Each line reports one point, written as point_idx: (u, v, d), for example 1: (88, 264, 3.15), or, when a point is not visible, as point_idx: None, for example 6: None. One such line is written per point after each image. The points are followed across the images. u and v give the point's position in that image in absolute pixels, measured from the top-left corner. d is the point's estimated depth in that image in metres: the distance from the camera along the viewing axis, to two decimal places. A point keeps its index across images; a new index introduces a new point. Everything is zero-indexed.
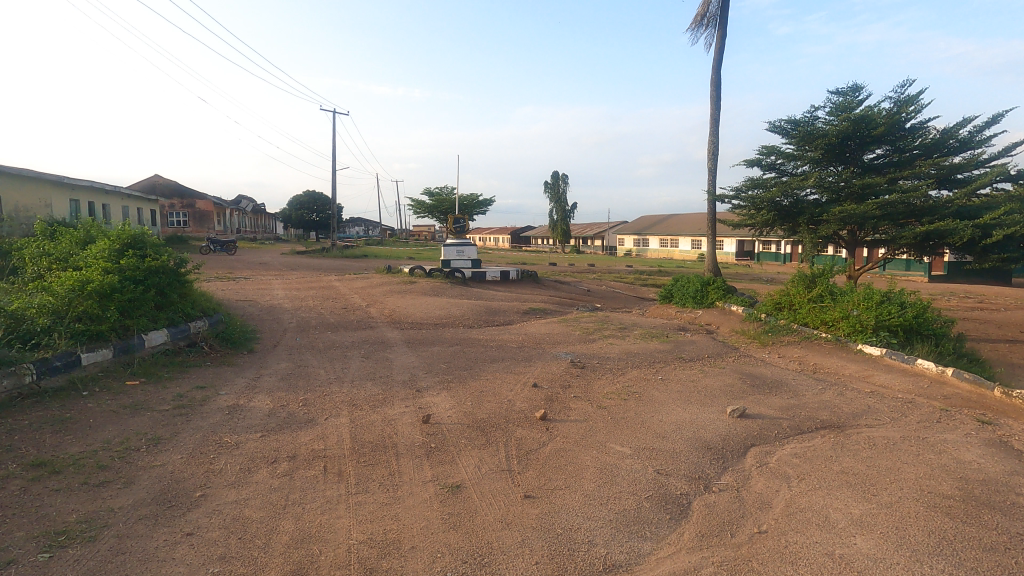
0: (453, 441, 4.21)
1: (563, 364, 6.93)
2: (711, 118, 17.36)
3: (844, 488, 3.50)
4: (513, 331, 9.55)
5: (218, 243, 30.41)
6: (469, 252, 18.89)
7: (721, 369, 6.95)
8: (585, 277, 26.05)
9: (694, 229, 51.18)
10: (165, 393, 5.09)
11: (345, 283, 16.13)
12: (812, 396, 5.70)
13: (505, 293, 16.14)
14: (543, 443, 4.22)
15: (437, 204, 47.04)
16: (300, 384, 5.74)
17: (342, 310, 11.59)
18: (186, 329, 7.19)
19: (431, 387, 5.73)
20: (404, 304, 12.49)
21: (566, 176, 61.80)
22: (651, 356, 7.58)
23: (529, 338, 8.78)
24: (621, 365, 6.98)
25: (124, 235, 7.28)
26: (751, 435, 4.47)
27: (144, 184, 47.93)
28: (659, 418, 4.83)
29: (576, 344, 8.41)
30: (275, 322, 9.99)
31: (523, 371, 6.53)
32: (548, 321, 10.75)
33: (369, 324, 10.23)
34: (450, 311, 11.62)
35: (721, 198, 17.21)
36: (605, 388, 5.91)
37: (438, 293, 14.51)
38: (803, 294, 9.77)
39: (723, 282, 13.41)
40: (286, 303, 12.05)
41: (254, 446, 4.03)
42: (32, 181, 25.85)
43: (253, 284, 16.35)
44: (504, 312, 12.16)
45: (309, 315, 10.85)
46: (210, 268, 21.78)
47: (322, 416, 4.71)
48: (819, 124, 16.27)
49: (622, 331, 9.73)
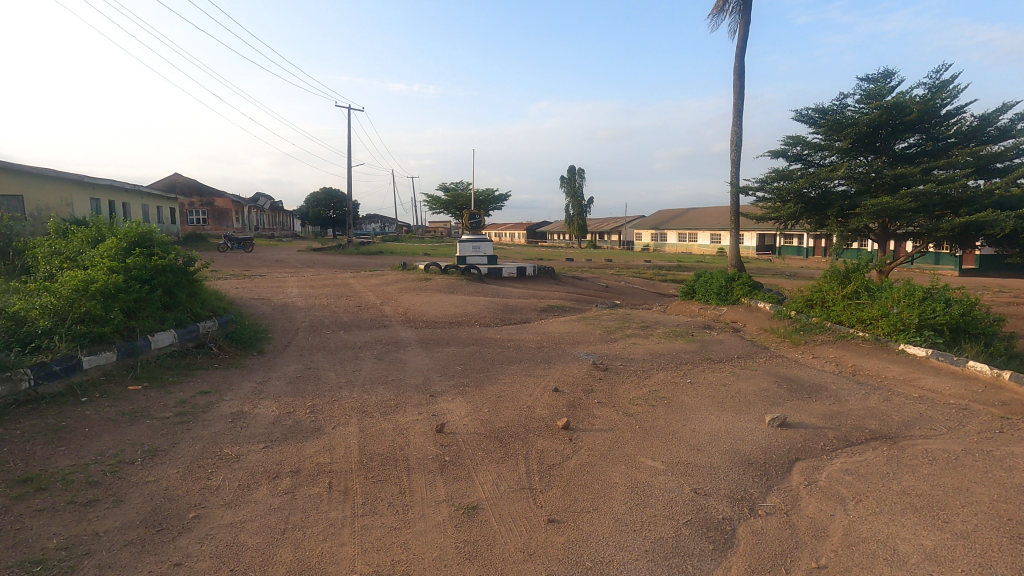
0: (469, 454, 3.89)
1: (586, 366, 6.56)
2: (734, 107, 16.76)
3: (909, 513, 3.10)
4: (530, 330, 9.20)
5: (236, 239, 30.54)
6: (485, 248, 18.59)
7: (755, 372, 6.52)
8: (602, 274, 25.58)
9: (713, 223, 50.28)
10: (168, 398, 4.85)
11: (360, 280, 15.94)
12: (857, 403, 5.25)
13: (522, 290, 15.79)
14: (566, 456, 3.87)
15: (453, 200, 46.84)
16: (308, 388, 5.46)
17: (356, 308, 11.35)
18: (195, 329, 6.98)
19: (445, 392, 5.41)
20: (418, 302, 12.21)
21: (582, 171, 61.10)
22: (678, 357, 7.17)
23: (547, 338, 8.43)
24: (646, 367, 6.59)
25: (131, 233, 7.10)
26: (795, 447, 4.07)
27: (165, 182, 48.52)
28: (691, 426, 4.46)
29: (597, 344, 8.04)
30: (288, 321, 9.79)
31: (543, 374, 6.19)
32: (567, 319, 10.39)
33: (383, 323, 9.96)
34: (466, 309, 11.31)
35: (745, 190, 16.58)
36: (630, 392, 5.55)
37: (453, 290, 14.21)
38: (837, 290, 9.26)
39: (749, 277, 12.90)
40: (300, 301, 11.85)
41: (257, 459, 3.75)
42: (54, 181, 26.21)
43: (268, 281, 16.27)
44: (521, 310, 11.81)
45: (323, 314, 10.63)
46: (228, 266, 21.82)
47: (330, 424, 4.43)
48: (848, 112, 15.57)
49: (645, 330, 9.32)
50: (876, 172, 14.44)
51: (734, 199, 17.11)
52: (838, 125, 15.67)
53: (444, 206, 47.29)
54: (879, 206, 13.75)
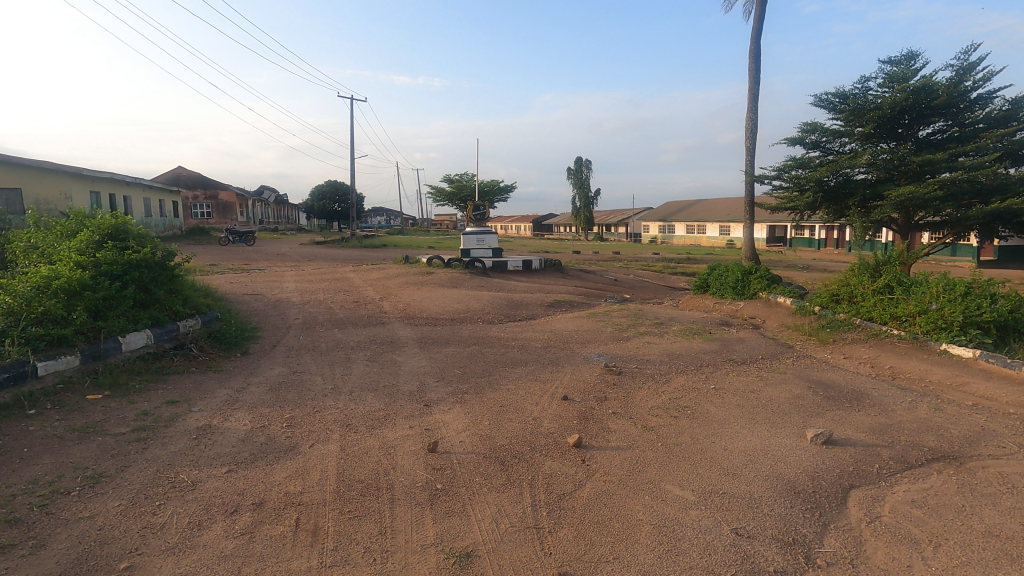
0: (465, 480, 3.32)
1: (598, 369, 5.97)
2: (749, 92, 16.02)
3: (1005, 566, 2.52)
4: (537, 328, 8.61)
5: (237, 233, 30.10)
6: (489, 241, 18.01)
7: (784, 376, 5.91)
8: (610, 266, 24.90)
9: (722, 215, 49.37)
10: (129, 410, 4.31)
11: (360, 275, 15.39)
12: (906, 414, 4.63)
13: (528, 284, 15.17)
14: (579, 484, 3.30)
15: (457, 191, 46.31)
16: (290, 396, 4.90)
17: (353, 304, 10.80)
18: (173, 329, 6.47)
19: (441, 401, 4.84)
20: (419, 297, 11.63)
21: (589, 162, 60.19)
22: (698, 359, 6.55)
23: (555, 336, 7.84)
24: (665, 371, 5.99)
25: (104, 225, 6.56)
26: (847, 472, 3.47)
27: (168, 175, 48.22)
28: (721, 444, 3.88)
29: (609, 343, 7.43)
30: (280, 318, 9.25)
31: (550, 379, 5.60)
32: (576, 316, 9.80)
33: (380, 320, 9.41)
34: (468, 305, 10.71)
35: (761, 180, 15.86)
36: (649, 400, 4.96)
37: (456, 284, 13.62)
38: (867, 284, 8.59)
39: (767, 269, 12.22)
40: (295, 297, 11.31)
41: (216, 487, 3.20)
42: (54, 174, 25.82)
43: (266, 276, 15.77)
44: (527, 305, 11.21)
45: (318, 310, 10.08)
46: (227, 260, 21.35)
47: (308, 442, 3.88)
48: (870, 97, 14.80)
49: (659, 327, 8.70)
50: (901, 160, 13.66)
51: (749, 188, 16.39)
52: (860, 110, 14.91)
53: (448, 197, 46.73)
54: (904, 196, 12.98)
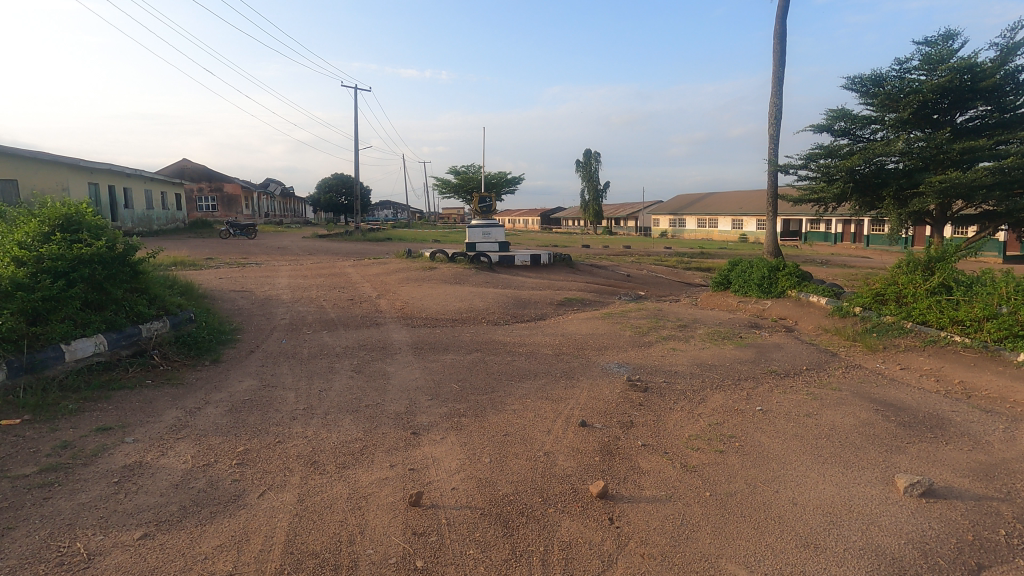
0: (454, 554, 2.47)
1: (619, 384, 5.08)
2: (773, 76, 14.98)
3: None
4: (547, 331, 7.74)
5: (238, 226, 29.40)
6: (495, 234, 17.24)
7: (840, 393, 5.00)
8: (621, 261, 23.90)
9: (735, 208, 48.19)
10: (47, 440, 3.50)
11: (359, 269, 14.60)
12: (1008, 449, 3.73)
13: (536, 279, 14.31)
14: (609, 562, 2.44)
15: (463, 183, 45.55)
16: (251, 420, 4.07)
17: (347, 302, 9.96)
18: (134, 333, 5.66)
19: (433, 428, 3.99)
20: (418, 295, 10.77)
21: (598, 153, 59.04)
22: (736, 371, 5.65)
23: (566, 341, 6.96)
24: (697, 387, 5.11)
25: (54, 214, 5.73)
26: (965, 544, 2.59)
27: (172, 168, 47.65)
28: (789, 497, 3.00)
29: (629, 350, 6.55)
30: (264, 320, 8.44)
31: (563, 397, 4.73)
32: (589, 316, 8.93)
33: (374, 321, 8.57)
34: (471, 304, 9.84)
35: (784, 169, 14.84)
36: (685, 428, 4.08)
37: (460, 281, 12.79)
38: (918, 283, 7.64)
39: (796, 266, 11.25)
40: (286, 294, 10.49)
41: (117, 564, 2.37)
42: (50, 164, 25.11)
43: (260, 270, 14.99)
44: (536, 304, 10.34)
45: (307, 310, 9.25)
46: (225, 254, 20.64)
47: (259, 488, 3.04)
48: (905, 79, 13.76)
49: (683, 330, 7.80)
50: (939, 146, 12.64)
51: (772, 178, 15.38)
52: (894, 95, 13.84)
53: (455, 189, 45.93)
54: (945, 183, 11.96)
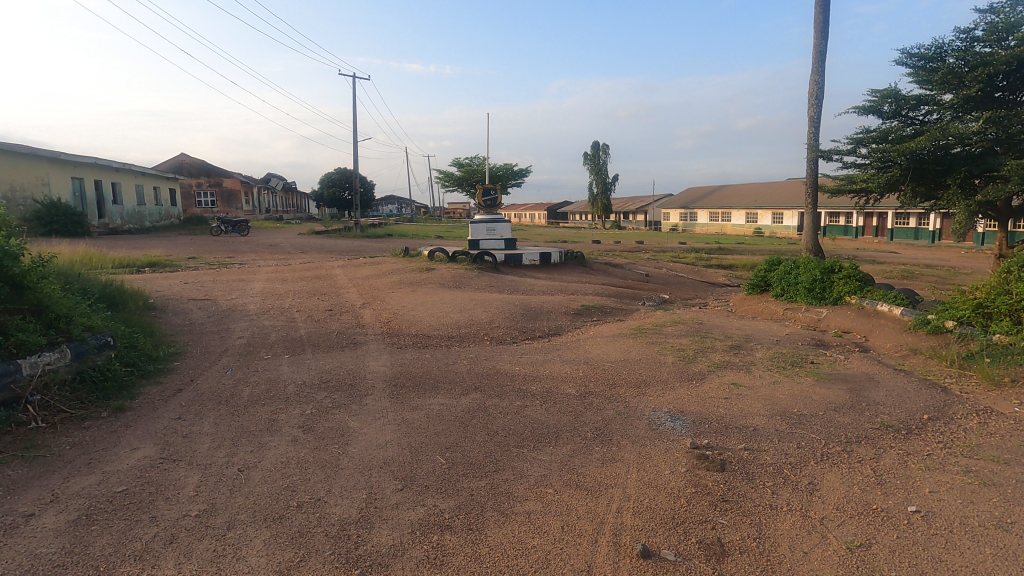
0: None
1: (680, 455, 3.46)
2: (815, 50, 13.32)
3: None
4: (565, 354, 6.11)
5: (231, 222, 27.97)
6: (501, 230, 15.89)
7: (1011, 471, 3.35)
8: (637, 258, 22.20)
9: (749, 201, 46.33)
10: None
11: (348, 271, 13.03)
12: None
13: (547, 281, 12.67)
14: None
15: (466, 175, 44.17)
16: (101, 545, 2.49)
17: (324, 314, 8.37)
18: (8, 373, 4.07)
19: (393, 565, 2.39)
20: (409, 303, 9.17)
21: (606, 146, 57.09)
22: (838, 428, 3.99)
23: (592, 373, 5.33)
24: (798, 459, 3.48)
25: None
26: None
27: (170, 162, 46.32)
28: None
29: (678, 389, 4.90)
30: (216, 340, 6.88)
31: (604, 484, 3.12)
32: (617, 332, 7.30)
33: (352, 341, 6.98)
34: (471, 315, 8.24)
35: (827, 155, 13.18)
36: (815, 559, 2.47)
37: (460, 284, 11.17)
38: None
39: (855, 267, 9.48)
40: (255, 303, 8.92)
41: None
42: (29, 158, 23.70)
43: (238, 272, 13.45)
44: (548, 314, 8.70)
45: (273, 324, 7.66)
46: (210, 253, 19.14)
47: None
48: (971, 51, 11.86)
49: (739, 353, 6.15)
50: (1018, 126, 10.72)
51: (812, 166, 13.71)
52: (957, 69, 11.96)
53: (459, 182, 44.48)
54: None
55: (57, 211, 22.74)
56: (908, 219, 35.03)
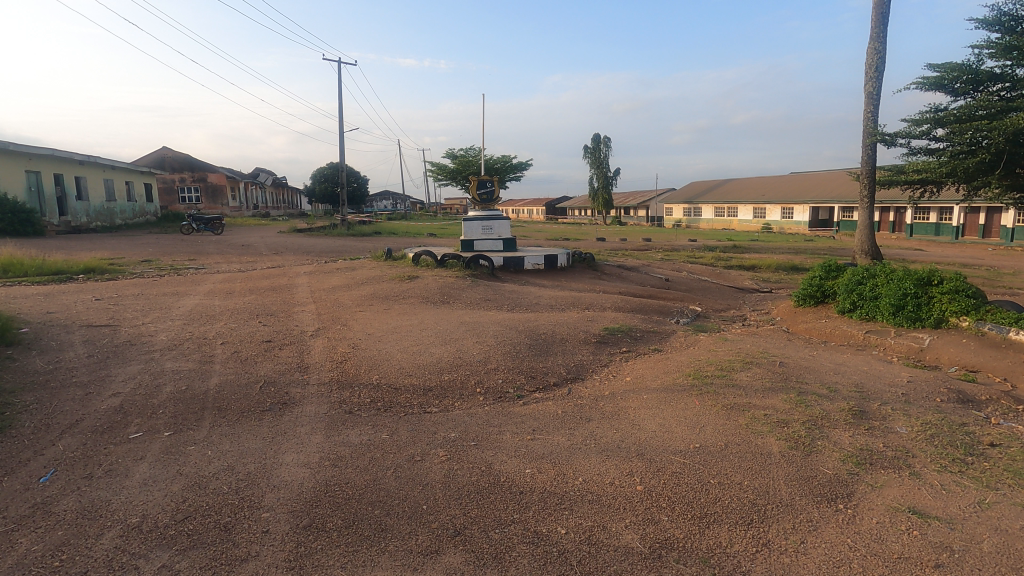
0: None
1: None
2: (876, 14, 11.15)
3: None
4: (603, 433, 3.86)
5: (203, 220, 25.58)
6: (501, 229, 13.71)
7: None
8: (649, 259, 19.95)
9: (757, 194, 44.19)
10: None
11: (315, 280, 10.77)
12: None
13: (555, 291, 10.44)
14: None
15: (460, 169, 41.91)
16: None
17: (258, 348, 6.10)
18: None
19: None
20: (377, 329, 6.90)
21: (607, 137, 54.73)
22: None
23: (659, 486, 3.08)
24: None
25: None
26: None
27: (150, 156, 43.83)
28: None
29: (831, 537, 2.64)
30: (75, 399, 4.59)
31: None
32: (665, 379, 5.07)
33: (281, 399, 4.71)
34: (457, 350, 5.95)
35: (891, 139, 11.04)
36: None
37: (447, 297, 8.94)
38: None
39: (962, 279, 7.23)
40: (169, 332, 6.61)
41: None
42: None
43: (184, 280, 11.15)
44: (562, 345, 6.46)
45: (177, 368, 5.37)
46: (168, 256, 16.82)
47: None
48: None
49: (873, 429, 3.91)
50: None
51: (869, 152, 11.57)
52: None
53: (454, 175, 42.19)
54: None
55: (4, 209, 20.36)
56: (929, 213, 32.86)
